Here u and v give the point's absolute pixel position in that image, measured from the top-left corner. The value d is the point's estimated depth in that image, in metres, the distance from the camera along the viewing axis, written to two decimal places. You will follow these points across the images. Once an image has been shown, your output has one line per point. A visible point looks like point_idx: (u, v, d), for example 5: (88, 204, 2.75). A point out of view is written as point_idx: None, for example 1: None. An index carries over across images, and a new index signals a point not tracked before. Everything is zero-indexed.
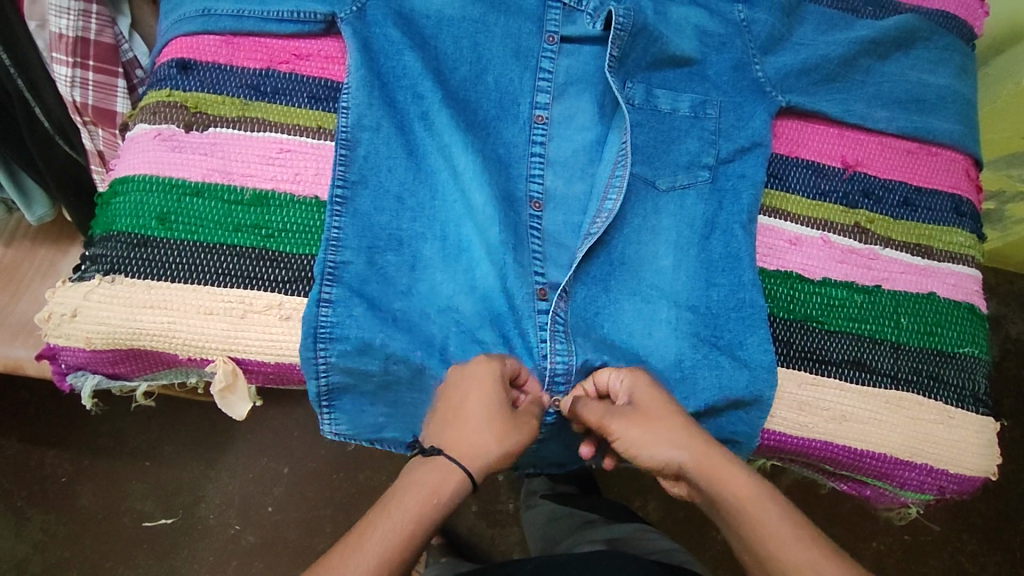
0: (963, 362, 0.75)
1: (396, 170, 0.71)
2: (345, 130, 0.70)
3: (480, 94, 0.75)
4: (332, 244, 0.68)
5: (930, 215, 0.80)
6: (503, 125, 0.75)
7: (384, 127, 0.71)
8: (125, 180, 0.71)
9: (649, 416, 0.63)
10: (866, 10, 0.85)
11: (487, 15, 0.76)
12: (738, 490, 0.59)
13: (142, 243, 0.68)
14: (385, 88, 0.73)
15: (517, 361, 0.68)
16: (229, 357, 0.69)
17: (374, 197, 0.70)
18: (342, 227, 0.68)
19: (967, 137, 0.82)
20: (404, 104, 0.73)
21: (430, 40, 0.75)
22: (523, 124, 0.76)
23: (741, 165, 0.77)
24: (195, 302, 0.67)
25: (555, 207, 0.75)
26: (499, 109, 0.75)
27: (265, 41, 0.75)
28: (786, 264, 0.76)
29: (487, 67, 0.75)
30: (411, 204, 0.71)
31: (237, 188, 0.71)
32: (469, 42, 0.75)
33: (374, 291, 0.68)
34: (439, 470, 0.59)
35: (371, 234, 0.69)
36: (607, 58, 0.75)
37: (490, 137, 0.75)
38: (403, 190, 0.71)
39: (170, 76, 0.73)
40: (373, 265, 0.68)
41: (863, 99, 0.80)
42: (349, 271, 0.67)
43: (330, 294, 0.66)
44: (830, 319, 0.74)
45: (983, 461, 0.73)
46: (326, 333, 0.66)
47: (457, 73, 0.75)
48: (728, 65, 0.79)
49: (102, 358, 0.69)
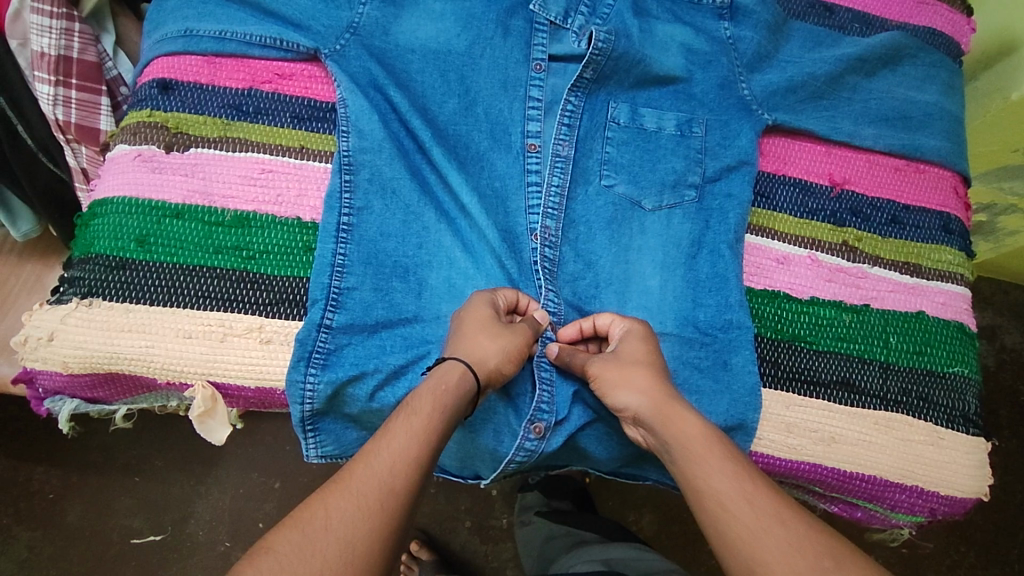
0: (953, 381, 0.74)
1: (402, 191, 0.71)
2: (346, 154, 0.70)
3: (470, 126, 0.75)
4: (338, 269, 0.67)
5: (918, 233, 0.79)
6: (496, 156, 0.75)
7: (386, 149, 0.71)
8: (104, 202, 0.70)
9: (629, 363, 0.63)
10: (853, 28, 0.85)
11: (473, 47, 0.76)
12: (690, 438, 0.58)
13: (120, 266, 0.67)
14: (381, 116, 0.72)
15: (518, 290, 0.69)
16: (208, 382, 0.67)
17: (381, 221, 0.70)
18: (348, 252, 0.68)
19: (956, 154, 0.81)
20: (403, 135, 0.74)
21: (414, 75, 0.75)
22: (516, 154, 0.75)
23: (728, 184, 0.77)
24: (174, 325, 0.66)
25: (559, 235, 0.73)
26: (491, 139, 0.75)
27: (248, 62, 0.75)
28: (773, 284, 0.75)
29: (475, 100, 0.76)
30: (416, 229, 0.71)
31: (218, 209, 0.70)
32: (456, 76, 0.76)
33: (380, 316, 0.67)
34: (446, 369, 0.59)
35: (376, 261, 0.69)
36: (573, 78, 0.76)
37: (484, 170, 0.75)
38: (408, 213, 0.71)
39: (151, 97, 0.73)
40: (379, 291, 0.68)
41: (851, 116, 0.80)
42: (354, 297, 0.67)
43: (331, 321, 0.66)
44: (818, 338, 0.73)
45: (974, 483, 0.72)
46: (320, 358, 0.65)
47: (445, 107, 0.75)
48: (715, 83, 0.79)
49: (80, 383, 0.68)
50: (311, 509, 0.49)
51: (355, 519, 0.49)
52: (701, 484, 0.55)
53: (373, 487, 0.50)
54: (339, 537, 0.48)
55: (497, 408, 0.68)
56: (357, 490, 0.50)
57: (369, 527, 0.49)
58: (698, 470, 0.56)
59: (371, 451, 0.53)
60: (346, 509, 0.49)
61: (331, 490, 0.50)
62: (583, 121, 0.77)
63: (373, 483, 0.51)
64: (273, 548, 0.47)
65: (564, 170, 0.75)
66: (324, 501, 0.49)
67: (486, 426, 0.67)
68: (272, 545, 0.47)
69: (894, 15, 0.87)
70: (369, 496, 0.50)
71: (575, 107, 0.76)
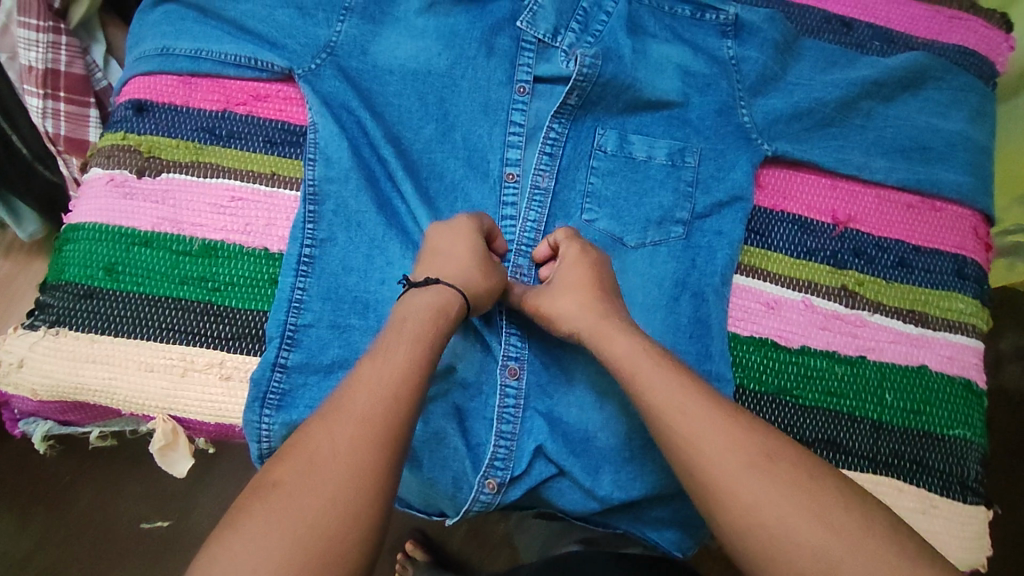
0: (951, 445, 0.69)
1: (368, 225, 0.68)
2: (311, 183, 0.68)
3: (447, 153, 0.72)
4: (295, 305, 0.66)
5: (927, 278, 0.73)
6: (472, 186, 0.72)
7: (353, 179, 0.69)
8: (77, 227, 0.70)
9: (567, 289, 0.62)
10: (872, 46, 0.78)
11: (453, 68, 0.73)
12: None
13: (88, 295, 0.67)
14: (351, 142, 0.70)
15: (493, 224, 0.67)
16: (169, 416, 0.67)
17: (343, 255, 0.68)
18: (307, 287, 0.66)
19: (979, 191, 0.74)
20: (374, 162, 0.71)
21: (391, 98, 0.73)
22: (493, 185, 0.72)
23: (719, 221, 0.72)
24: (136, 358, 0.66)
25: (533, 274, 0.70)
26: (467, 167, 0.72)
27: (223, 81, 0.73)
28: (761, 330, 0.71)
29: (454, 125, 0.72)
30: (380, 263, 0.68)
31: (186, 238, 0.69)
32: (436, 98, 0.73)
33: (335, 355, 0.65)
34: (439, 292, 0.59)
35: (335, 296, 0.67)
36: (557, 104, 0.72)
37: (459, 201, 0.72)
38: (373, 247, 0.68)
39: (126, 118, 0.72)
40: (337, 328, 0.66)
41: (862, 146, 0.74)
42: (310, 335, 0.65)
43: (287, 359, 0.65)
44: (805, 392, 0.69)
45: (969, 556, 0.67)
46: (275, 398, 0.64)
47: (422, 133, 0.72)
48: (713, 109, 0.74)
49: (50, 408, 0.69)
50: (315, 437, 0.48)
51: (357, 440, 0.48)
52: (690, 463, 0.50)
53: (371, 407, 0.49)
54: (346, 457, 0.47)
55: (455, 458, 0.65)
56: (350, 412, 0.49)
57: (375, 450, 0.47)
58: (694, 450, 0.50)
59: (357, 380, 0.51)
60: (344, 434, 0.48)
61: (327, 417, 0.49)
62: (567, 150, 0.72)
63: (369, 402, 0.50)
64: (281, 481, 0.46)
65: (542, 204, 0.71)
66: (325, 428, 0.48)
67: (444, 472, 0.65)
68: (279, 479, 0.46)
69: (921, 32, 0.80)
70: (358, 424, 0.48)
71: (558, 134, 0.72)
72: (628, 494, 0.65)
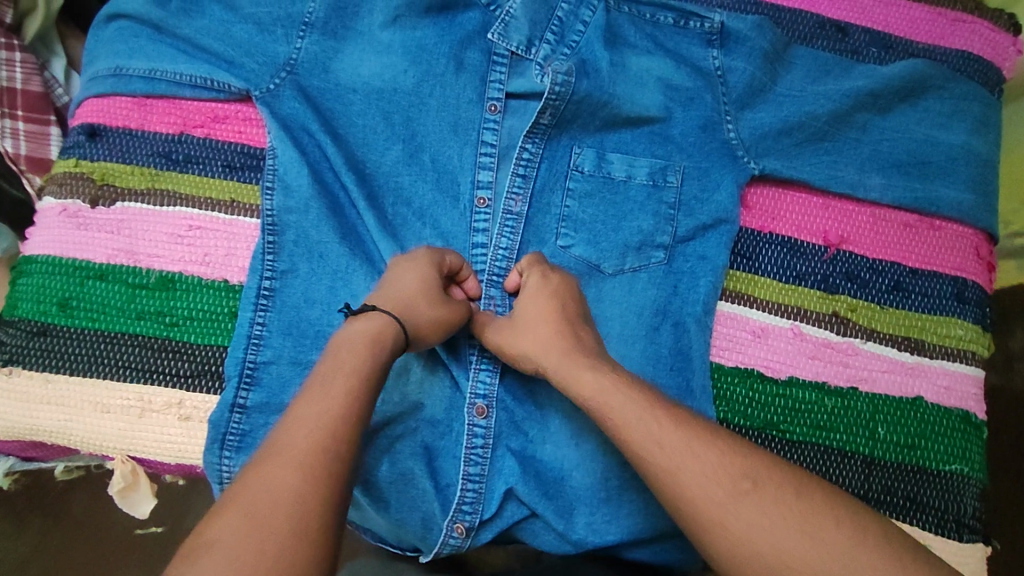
0: (947, 481, 0.65)
1: (330, 256, 0.65)
2: (270, 214, 0.65)
3: (415, 176, 0.68)
4: (254, 341, 0.63)
5: (924, 302, 0.69)
6: (441, 211, 0.68)
7: (314, 209, 0.65)
8: (30, 259, 0.67)
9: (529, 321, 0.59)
10: (868, 52, 0.74)
11: (421, 85, 0.69)
12: None
13: (41, 332, 0.65)
14: (313, 168, 0.67)
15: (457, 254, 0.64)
16: (128, 457, 0.65)
17: (306, 287, 0.65)
18: (267, 322, 0.64)
19: (981, 208, 0.70)
20: (337, 188, 0.68)
21: (355, 118, 0.69)
22: (463, 210, 0.68)
23: (702, 245, 0.68)
24: (92, 398, 0.64)
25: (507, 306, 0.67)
26: (436, 191, 0.68)
27: (179, 103, 0.70)
28: (746, 359, 0.67)
29: (422, 145, 0.68)
30: (343, 296, 0.65)
31: (142, 270, 0.66)
32: (402, 118, 0.69)
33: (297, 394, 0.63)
34: (375, 320, 0.54)
35: (297, 330, 0.64)
36: (530, 123, 0.68)
37: (428, 227, 0.68)
38: (336, 279, 0.65)
39: (79, 144, 0.70)
40: (298, 365, 0.63)
41: (857, 162, 0.69)
42: (270, 372, 0.63)
43: (246, 400, 0.62)
44: (792, 426, 0.66)
45: None
46: (235, 439, 0.61)
47: (388, 154, 0.69)
48: (696, 124, 0.69)
49: (11, 445, 0.67)
50: (247, 489, 0.43)
51: (297, 490, 0.43)
52: None
53: (310, 453, 0.44)
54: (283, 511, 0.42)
55: (424, 501, 0.63)
56: (289, 458, 0.44)
57: (316, 505, 0.43)
58: (669, 490, 0.47)
59: (295, 420, 0.46)
60: (283, 483, 0.43)
61: (264, 461, 0.44)
62: (541, 171, 0.68)
63: (307, 446, 0.45)
64: (214, 541, 0.40)
65: (514, 229, 0.67)
66: (262, 477, 0.43)
67: (413, 514, 0.63)
68: (211, 537, 0.41)
69: (921, 36, 0.75)
70: (298, 473, 0.43)
71: (531, 155, 0.68)
72: (603, 538, 0.62)
